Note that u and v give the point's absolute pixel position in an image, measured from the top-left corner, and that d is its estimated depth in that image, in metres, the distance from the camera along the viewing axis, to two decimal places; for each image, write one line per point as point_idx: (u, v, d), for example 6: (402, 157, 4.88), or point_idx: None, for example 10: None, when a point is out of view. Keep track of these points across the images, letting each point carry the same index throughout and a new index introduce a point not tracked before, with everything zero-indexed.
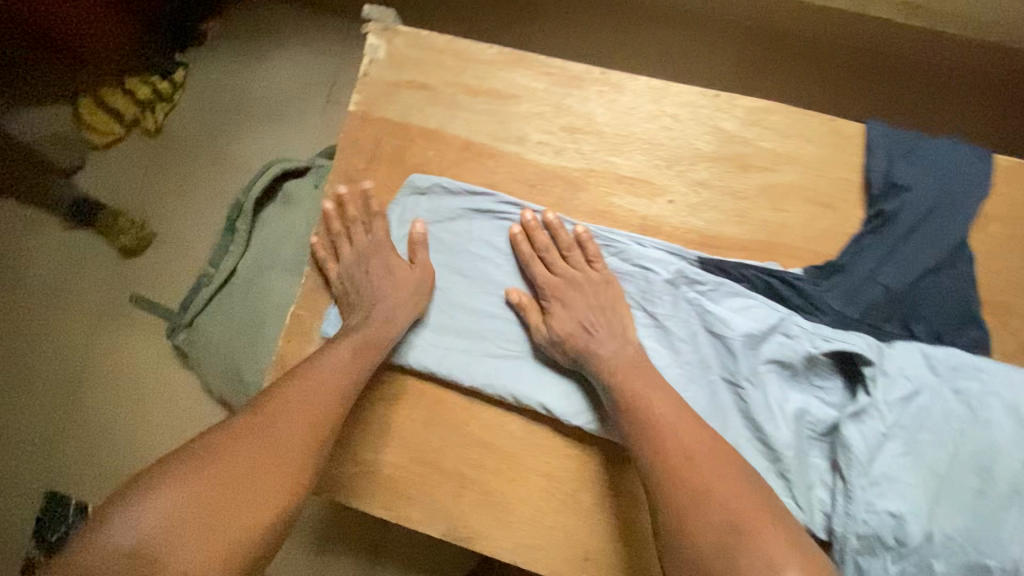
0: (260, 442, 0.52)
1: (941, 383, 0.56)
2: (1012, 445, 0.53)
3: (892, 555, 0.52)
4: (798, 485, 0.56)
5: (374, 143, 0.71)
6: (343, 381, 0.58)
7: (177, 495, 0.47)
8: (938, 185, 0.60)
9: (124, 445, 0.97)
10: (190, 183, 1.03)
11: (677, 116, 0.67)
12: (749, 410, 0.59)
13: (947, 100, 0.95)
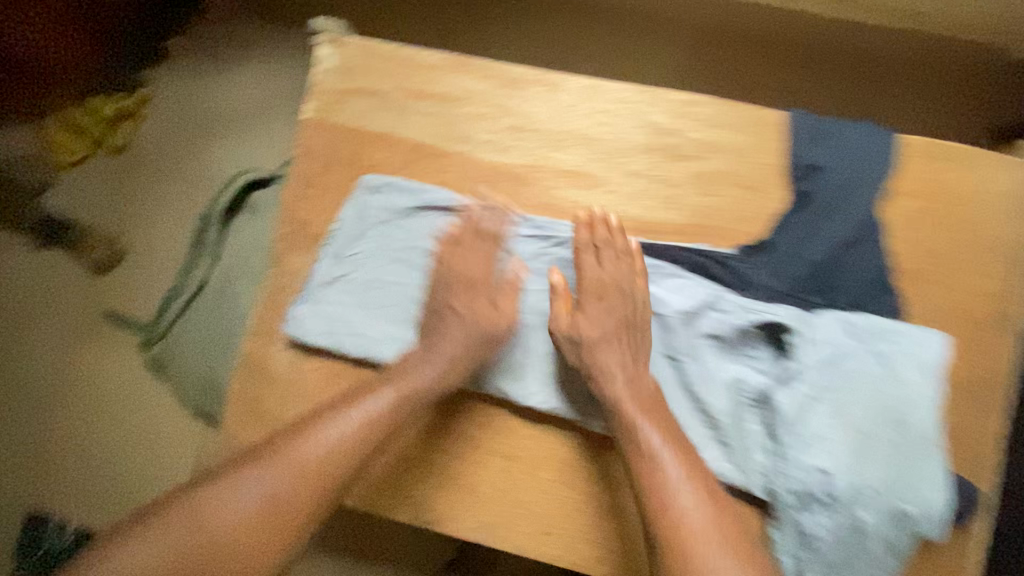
0: (249, 499, 0.59)
1: (863, 347, 0.60)
2: (926, 400, 0.58)
3: (822, 506, 0.58)
4: (738, 451, 0.61)
5: (327, 150, 0.74)
6: (342, 458, 0.61)
7: (164, 536, 0.57)
8: (847, 163, 0.65)
9: (104, 441, 1.21)
10: (150, 205, 1.26)
11: (611, 112, 0.70)
12: (689, 382, 0.64)
13: (887, 83, 0.98)
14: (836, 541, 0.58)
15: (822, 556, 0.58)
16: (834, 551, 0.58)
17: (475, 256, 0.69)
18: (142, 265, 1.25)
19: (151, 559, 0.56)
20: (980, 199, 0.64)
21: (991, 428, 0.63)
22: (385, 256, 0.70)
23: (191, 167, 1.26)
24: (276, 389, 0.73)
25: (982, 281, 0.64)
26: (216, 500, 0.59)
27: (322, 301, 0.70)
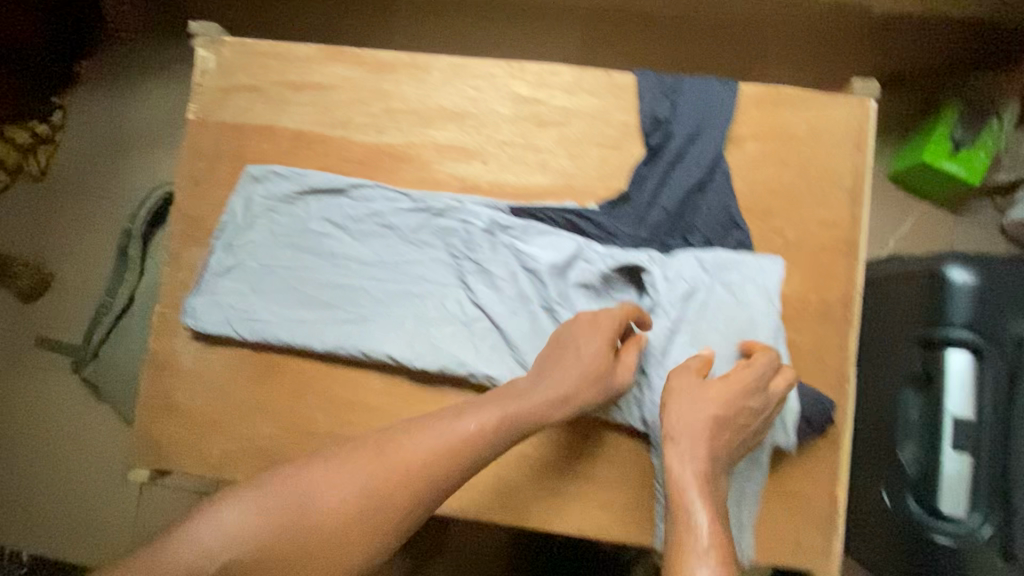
0: (347, 489, 0.54)
1: (713, 280, 0.67)
2: (767, 319, 0.67)
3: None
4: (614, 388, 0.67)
5: (214, 147, 0.77)
6: (435, 473, 0.55)
7: (259, 506, 0.53)
8: (693, 116, 0.70)
9: (52, 465, 1.22)
10: (75, 226, 1.26)
11: (479, 87, 0.74)
12: None
13: (748, 48, 1.18)
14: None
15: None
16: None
17: (360, 233, 0.72)
18: (70, 287, 1.25)
19: (237, 531, 0.52)
20: (816, 136, 0.71)
21: (845, 343, 0.69)
22: (274, 243, 0.73)
23: (113, 188, 1.26)
24: (182, 384, 0.74)
25: (823, 211, 0.71)
26: (320, 480, 0.55)
27: (218, 292, 0.72)
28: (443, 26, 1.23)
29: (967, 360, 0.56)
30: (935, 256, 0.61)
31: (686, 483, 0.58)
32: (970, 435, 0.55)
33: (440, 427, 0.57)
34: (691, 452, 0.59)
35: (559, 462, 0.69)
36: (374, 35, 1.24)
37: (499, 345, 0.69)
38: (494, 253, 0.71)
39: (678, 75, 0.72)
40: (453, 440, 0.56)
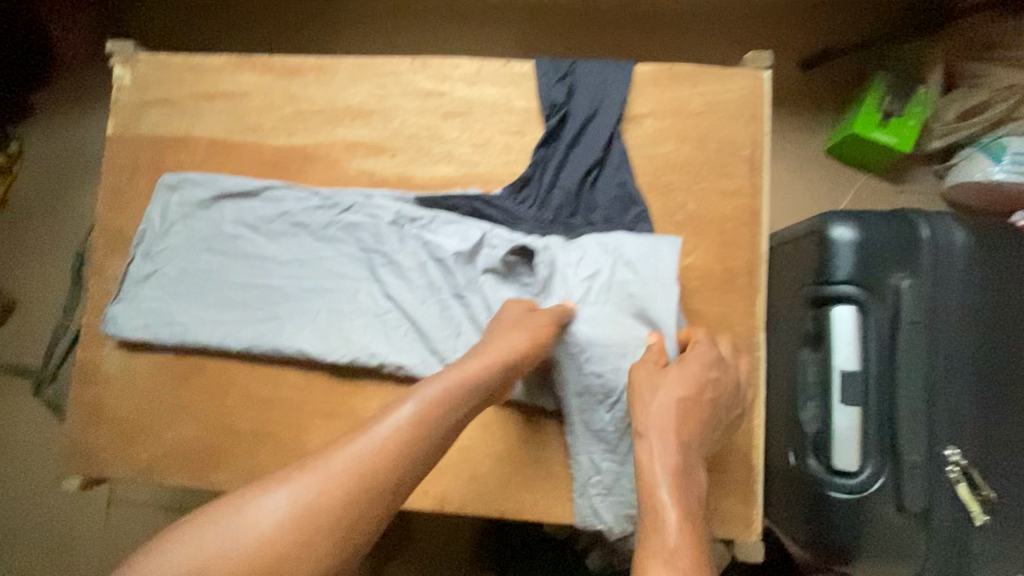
0: (267, 516, 0.49)
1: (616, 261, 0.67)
2: (669, 298, 0.66)
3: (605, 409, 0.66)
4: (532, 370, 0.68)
5: (133, 160, 0.78)
6: (381, 469, 0.51)
7: (201, 537, 0.48)
8: (588, 100, 0.73)
9: (17, 489, 1.22)
10: (34, 251, 1.29)
11: (384, 84, 0.76)
12: (473, 313, 0.70)
13: (679, 35, 1.20)
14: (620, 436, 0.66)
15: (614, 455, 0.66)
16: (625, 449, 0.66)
17: (273, 233, 0.74)
18: (31, 311, 1.27)
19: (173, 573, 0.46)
20: (713, 109, 0.73)
21: (751, 310, 0.69)
22: (191, 247, 0.74)
23: (69, 212, 1.29)
24: (111, 391, 0.75)
25: (725, 182, 0.72)
26: (236, 514, 0.49)
27: (137, 299, 0.74)
28: (378, 28, 1.24)
29: (852, 313, 0.57)
30: (823, 216, 0.62)
31: (658, 465, 0.58)
32: (858, 387, 0.56)
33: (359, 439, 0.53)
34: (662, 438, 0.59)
35: (476, 442, 0.70)
36: (310, 42, 1.24)
37: (411, 335, 0.70)
38: (404, 244, 0.72)
39: (574, 61, 0.74)
40: (378, 447, 0.52)
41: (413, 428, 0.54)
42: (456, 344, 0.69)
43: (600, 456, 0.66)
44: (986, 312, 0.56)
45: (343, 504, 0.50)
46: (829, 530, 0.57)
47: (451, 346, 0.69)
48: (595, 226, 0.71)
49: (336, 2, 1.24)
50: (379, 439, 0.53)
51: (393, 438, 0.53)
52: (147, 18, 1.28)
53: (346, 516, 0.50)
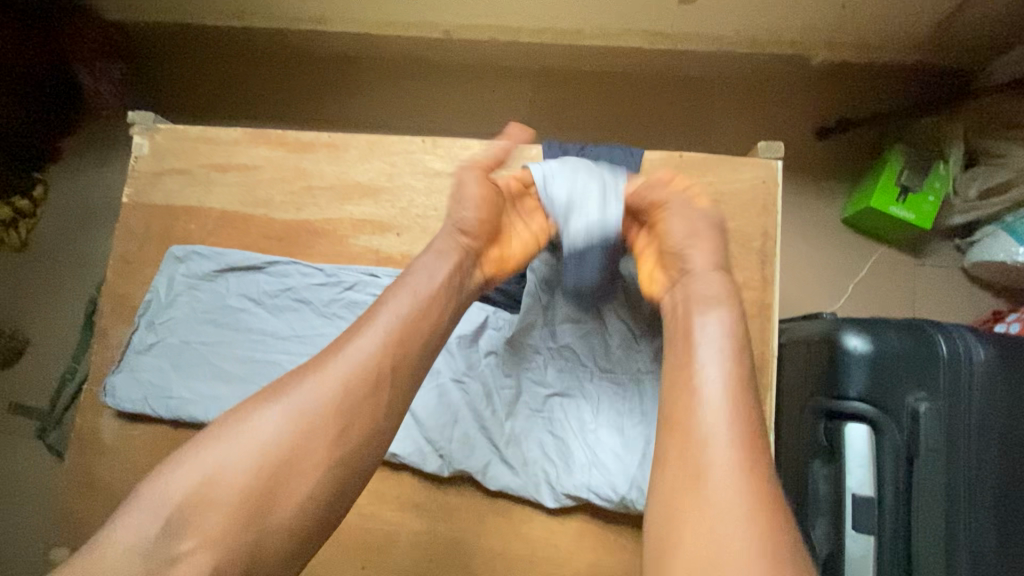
0: (286, 411, 0.51)
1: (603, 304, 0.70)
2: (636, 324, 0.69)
3: (553, 348, 0.70)
4: (506, 367, 0.69)
5: (144, 228, 0.79)
6: (387, 348, 0.53)
7: (232, 443, 0.49)
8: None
9: (11, 534, 1.22)
10: (51, 293, 1.31)
11: (394, 163, 0.77)
12: (472, 402, 0.69)
13: (700, 101, 1.20)
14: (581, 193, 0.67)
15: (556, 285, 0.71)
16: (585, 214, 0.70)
17: (275, 308, 0.74)
18: (44, 354, 1.29)
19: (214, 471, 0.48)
20: (724, 199, 0.71)
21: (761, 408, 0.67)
22: (193, 319, 0.75)
23: (86, 257, 1.32)
24: (105, 460, 0.75)
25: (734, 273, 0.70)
26: (245, 423, 0.50)
27: (137, 369, 0.74)
28: (400, 87, 1.26)
29: (866, 432, 0.54)
30: (834, 321, 0.60)
31: (695, 321, 0.57)
32: (872, 515, 0.53)
33: (355, 342, 0.53)
34: (700, 275, 0.60)
35: (469, 534, 0.68)
36: (335, 100, 1.27)
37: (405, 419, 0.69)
38: None
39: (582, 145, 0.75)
40: (377, 350, 0.53)
41: (412, 309, 0.56)
42: (451, 435, 0.68)
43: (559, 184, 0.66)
44: (1009, 435, 0.53)
45: (350, 399, 0.51)
46: None
47: (446, 437, 0.68)
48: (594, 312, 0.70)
49: (362, 61, 1.27)
50: (374, 343, 0.53)
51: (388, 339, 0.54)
52: (176, 73, 1.32)
53: (359, 405, 0.52)
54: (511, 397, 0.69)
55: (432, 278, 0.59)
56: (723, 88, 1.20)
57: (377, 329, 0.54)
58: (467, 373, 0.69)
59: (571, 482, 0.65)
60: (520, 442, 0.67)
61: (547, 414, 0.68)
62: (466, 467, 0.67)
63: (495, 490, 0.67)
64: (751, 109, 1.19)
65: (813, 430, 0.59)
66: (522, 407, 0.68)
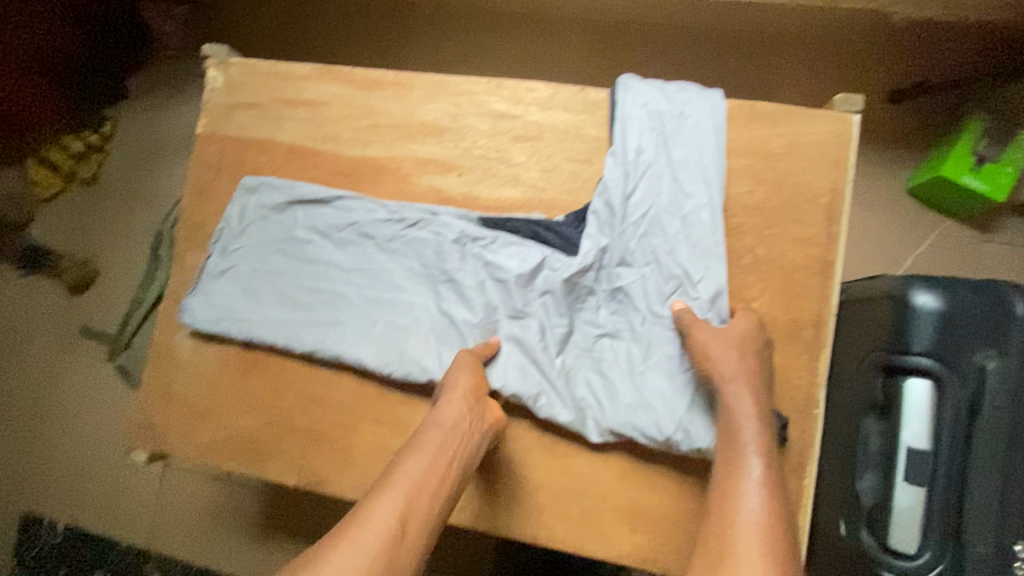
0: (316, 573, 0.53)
1: (663, 250, 0.70)
2: (696, 267, 0.68)
3: (607, 292, 0.72)
4: (558, 309, 0.71)
5: (218, 158, 0.83)
6: (416, 503, 0.58)
7: None
8: (653, 126, 0.71)
9: (86, 444, 1.34)
10: (119, 226, 1.38)
11: (459, 104, 0.77)
12: (525, 340, 0.71)
13: (763, 63, 1.16)
14: (661, 125, 0.71)
15: (618, 227, 0.70)
16: (630, 173, 0.70)
17: (340, 240, 0.77)
18: (112, 283, 1.38)
19: None
20: (794, 152, 0.70)
21: (814, 365, 0.67)
22: (264, 248, 0.79)
23: (151, 194, 1.38)
24: (179, 372, 0.80)
25: (800, 229, 0.69)
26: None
27: (211, 292, 0.79)
28: (456, 37, 1.25)
29: (926, 389, 0.54)
30: (902, 278, 0.59)
31: (739, 429, 0.61)
32: (926, 468, 0.53)
33: (382, 499, 0.58)
34: (740, 385, 0.62)
35: (517, 466, 0.71)
36: (390, 50, 1.28)
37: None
38: (468, 262, 0.74)
39: (659, 87, 0.72)
40: (401, 501, 0.58)
41: (434, 466, 0.61)
42: (503, 369, 0.71)
43: (645, 123, 0.71)
44: None
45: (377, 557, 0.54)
46: None
47: (499, 371, 0.70)
48: (653, 255, 0.70)
49: (418, 10, 1.26)
50: (398, 497, 0.58)
51: (412, 488, 0.59)
52: (238, 17, 1.34)
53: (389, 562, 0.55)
54: (563, 337, 0.71)
55: (448, 429, 0.63)
56: (789, 49, 1.15)
57: (405, 482, 0.59)
58: (523, 312, 0.72)
59: (618, 419, 0.68)
60: (569, 380, 0.70)
61: (596, 353, 0.71)
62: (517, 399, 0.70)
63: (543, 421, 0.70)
64: (818, 72, 1.14)
65: (869, 387, 0.59)
66: (574, 345, 0.72)
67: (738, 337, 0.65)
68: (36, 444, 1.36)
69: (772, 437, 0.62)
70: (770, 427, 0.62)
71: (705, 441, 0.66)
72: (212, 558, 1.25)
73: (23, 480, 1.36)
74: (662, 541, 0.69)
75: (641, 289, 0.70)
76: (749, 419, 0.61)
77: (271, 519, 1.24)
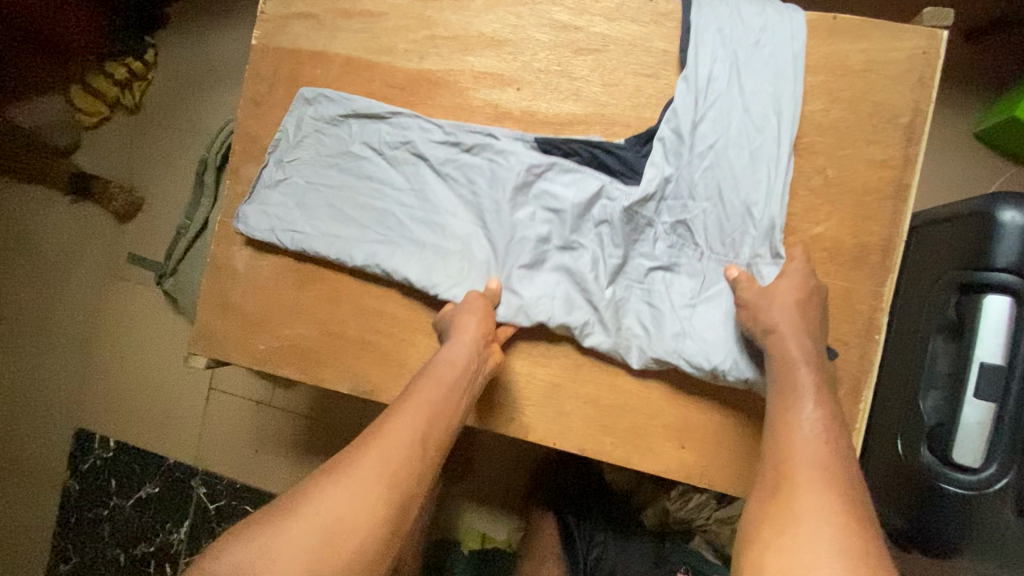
0: (337, 481, 0.58)
1: (727, 182, 0.68)
2: (759, 201, 0.67)
3: (667, 224, 0.71)
4: (614, 237, 0.71)
5: (273, 69, 0.82)
6: (430, 425, 0.62)
7: (291, 512, 0.56)
8: (727, 51, 0.68)
9: (137, 366, 1.40)
10: (162, 154, 1.40)
11: (520, 15, 0.75)
12: (578, 266, 0.71)
13: None
14: (733, 48, 0.68)
15: (684, 155, 0.69)
16: (700, 99, 0.68)
17: (395, 162, 0.77)
18: (158, 209, 1.40)
19: (272, 530, 0.55)
20: (874, 68, 0.67)
21: (878, 290, 0.66)
22: (319, 167, 0.79)
23: (196, 124, 1.38)
24: (236, 284, 0.82)
25: (874, 150, 0.67)
26: (314, 487, 0.58)
27: (266, 204, 0.79)
28: None
29: (1007, 305, 0.61)
30: (987, 197, 0.64)
31: (793, 371, 0.60)
32: (999, 383, 0.61)
33: (396, 419, 0.62)
34: (795, 333, 0.62)
35: (568, 383, 0.72)
36: None
37: (512, 279, 0.72)
38: (523, 188, 0.73)
39: (735, 9, 0.69)
40: (416, 421, 0.62)
41: (443, 391, 0.64)
42: (553, 295, 0.71)
43: (719, 41, 0.69)
44: None
45: (397, 467, 0.59)
46: (931, 515, 0.64)
47: (549, 298, 0.70)
48: (715, 188, 0.68)
49: None
50: (410, 417, 0.62)
51: (426, 412, 0.63)
52: None
53: (407, 472, 0.59)
54: (616, 266, 0.71)
55: (455, 362, 0.65)
56: None
57: (416, 405, 0.63)
58: (579, 240, 0.72)
59: (661, 347, 0.68)
60: (620, 309, 0.70)
61: (648, 285, 0.71)
62: (565, 324, 0.69)
63: (588, 349, 0.71)
64: None
65: (943, 308, 0.67)
66: (628, 276, 0.71)
67: (796, 268, 0.65)
68: (87, 363, 1.42)
69: (828, 378, 0.61)
70: (823, 366, 0.62)
71: (750, 371, 0.66)
72: (253, 475, 1.31)
73: (77, 397, 1.42)
74: (711, 458, 0.70)
75: (700, 222, 0.69)
76: (802, 358, 0.61)
77: (312, 439, 1.29)
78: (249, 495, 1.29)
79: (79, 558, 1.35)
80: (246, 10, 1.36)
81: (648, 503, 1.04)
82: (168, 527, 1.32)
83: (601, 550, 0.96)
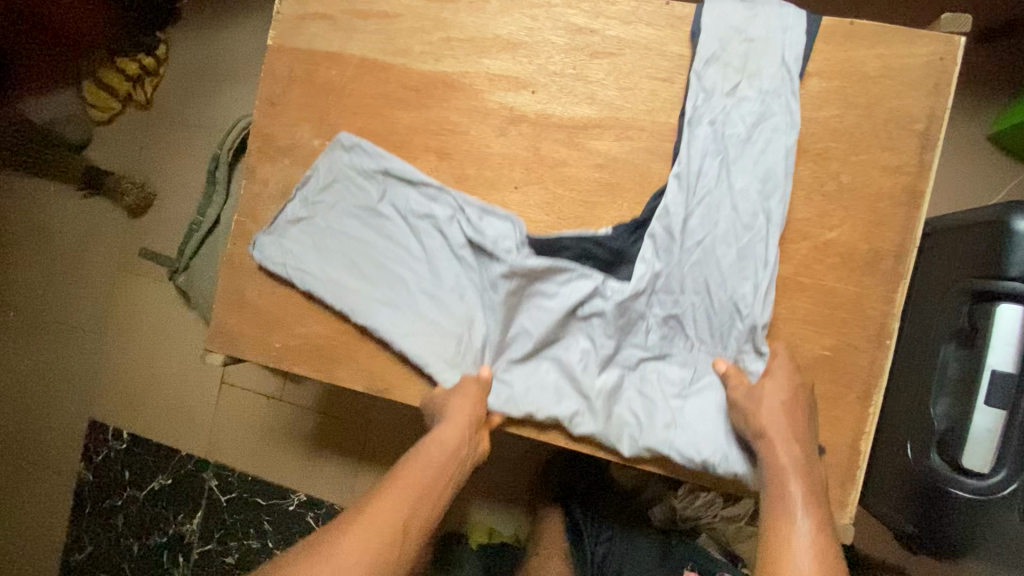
0: (321, 554, 0.61)
1: (715, 278, 0.69)
2: (746, 298, 0.67)
3: (658, 317, 0.71)
4: (605, 329, 0.72)
5: (288, 70, 0.82)
6: (414, 506, 0.65)
7: None
8: (716, 142, 0.68)
9: (148, 359, 1.42)
10: (173, 150, 1.40)
11: (536, 18, 0.75)
12: (570, 357, 0.73)
13: None
14: (731, 110, 0.68)
15: (674, 252, 0.70)
16: (689, 196, 0.69)
17: (391, 244, 0.78)
18: (170, 203, 1.41)
19: None
20: (891, 74, 0.67)
21: (890, 296, 0.67)
22: (316, 246, 0.79)
23: (207, 120, 1.39)
24: (251, 283, 0.83)
25: (889, 156, 0.67)
26: (299, 559, 0.61)
27: (284, 235, 0.80)
28: None
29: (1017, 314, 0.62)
30: (1003, 206, 0.65)
31: (782, 480, 0.62)
32: (1006, 391, 0.62)
33: (384, 498, 0.65)
34: (785, 441, 0.63)
35: None
36: None
37: (504, 366, 0.74)
38: (515, 278, 0.73)
39: (727, 85, 0.69)
40: (400, 501, 0.65)
41: (429, 473, 0.67)
42: (546, 385, 0.72)
43: (726, 74, 0.69)
44: None
45: (376, 545, 0.62)
46: (942, 518, 0.66)
47: (540, 388, 0.72)
48: (704, 284, 0.69)
49: None
50: (397, 496, 0.65)
51: (412, 494, 0.66)
52: None
53: (387, 551, 0.62)
54: (607, 357, 0.72)
55: (444, 451, 0.68)
56: None
57: (403, 486, 0.66)
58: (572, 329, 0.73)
59: (654, 438, 0.69)
60: (611, 399, 0.71)
61: (639, 375, 0.72)
62: (555, 416, 0.71)
63: (578, 436, 0.72)
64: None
65: (957, 314, 0.68)
66: (619, 364, 0.73)
67: (780, 365, 0.66)
68: (100, 356, 1.44)
69: (816, 484, 0.63)
70: (811, 473, 0.63)
71: (740, 465, 0.67)
72: (263, 471, 1.32)
73: (89, 388, 1.44)
74: None
75: (689, 315, 0.70)
76: (791, 469, 0.63)
77: (321, 439, 1.31)
78: (259, 488, 1.31)
79: (94, 545, 1.38)
80: (254, 10, 1.35)
81: (657, 500, 1.05)
82: (180, 518, 1.34)
83: (608, 547, 0.99)
